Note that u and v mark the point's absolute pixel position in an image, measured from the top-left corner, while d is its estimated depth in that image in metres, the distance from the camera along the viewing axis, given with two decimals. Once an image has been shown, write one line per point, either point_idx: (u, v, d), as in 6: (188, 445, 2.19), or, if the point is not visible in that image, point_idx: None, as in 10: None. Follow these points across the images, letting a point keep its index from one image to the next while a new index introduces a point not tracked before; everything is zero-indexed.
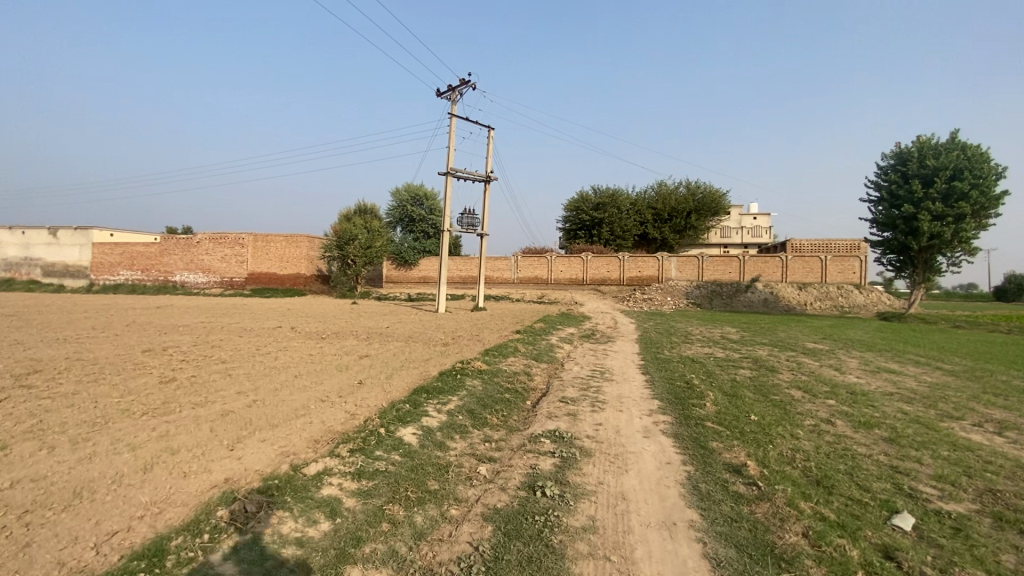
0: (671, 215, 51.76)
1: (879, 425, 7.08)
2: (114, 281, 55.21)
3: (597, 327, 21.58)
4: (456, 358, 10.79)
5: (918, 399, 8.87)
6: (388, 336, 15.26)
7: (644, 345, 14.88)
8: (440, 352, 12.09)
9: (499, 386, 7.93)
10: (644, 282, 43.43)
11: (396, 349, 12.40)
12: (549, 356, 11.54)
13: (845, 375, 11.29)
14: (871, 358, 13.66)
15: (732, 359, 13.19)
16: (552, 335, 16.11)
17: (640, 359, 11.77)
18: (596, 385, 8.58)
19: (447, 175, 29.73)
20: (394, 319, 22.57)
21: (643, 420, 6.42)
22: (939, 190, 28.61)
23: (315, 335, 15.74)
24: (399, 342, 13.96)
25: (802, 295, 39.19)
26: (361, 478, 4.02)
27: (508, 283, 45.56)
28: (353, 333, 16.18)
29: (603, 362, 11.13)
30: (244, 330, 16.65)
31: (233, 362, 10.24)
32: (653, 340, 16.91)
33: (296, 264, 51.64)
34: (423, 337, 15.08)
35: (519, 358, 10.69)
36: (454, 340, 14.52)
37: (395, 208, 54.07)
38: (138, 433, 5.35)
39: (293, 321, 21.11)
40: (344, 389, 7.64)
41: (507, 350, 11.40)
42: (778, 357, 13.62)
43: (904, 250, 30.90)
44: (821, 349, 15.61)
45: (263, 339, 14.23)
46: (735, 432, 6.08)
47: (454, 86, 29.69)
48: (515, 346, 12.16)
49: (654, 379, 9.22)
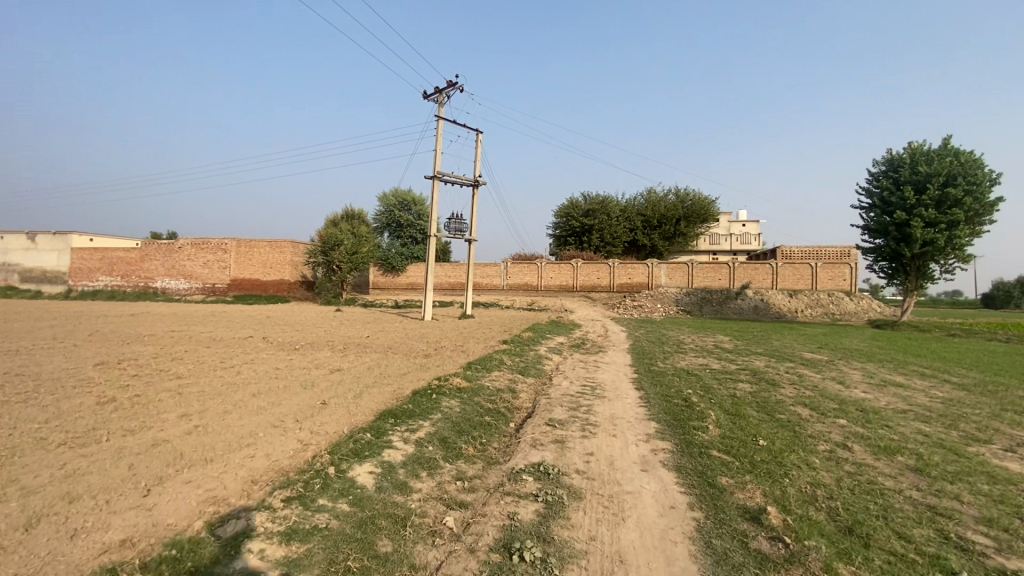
0: (661, 222, 51.38)
1: (901, 450, 6.37)
2: (92, 287, 53.60)
3: (587, 336, 20.82)
4: (434, 373, 9.96)
5: (934, 418, 8.22)
6: (367, 347, 14.37)
7: (637, 356, 14.10)
8: (420, 365, 11.24)
9: (479, 406, 7.10)
10: (634, 288, 42.89)
11: (372, 362, 11.52)
12: (537, 370, 10.73)
13: (850, 389, 10.63)
14: (874, 370, 13.07)
15: (730, 371, 12.45)
16: (540, 345, 15.29)
17: (633, 372, 10.99)
18: (587, 404, 7.78)
19: (434, 179, 28.97)
20: (377, 328, 21.64)
21: (641, 448, 5.63)
22: (931, 196, 28.40)
23: (288, 345, 14.81)
24: (377, 354, 13.07)
25: (793, 302, 38.86)
26: (291, 541, 3.19)
27: (497, 289, 44.75)
28: (330, 344, 15.26)
29: (595, 375, 10.33)
30: (214, 339, 15.68)
31: (190, 378, 9.34)
32: (645, 349, 16.22)
33: (280, 269, 50.45)
34: (403, 348, 14.21)
35: (503, 372, 9.88)
36: (436, 351, 13.69)
37: (382, 213, 53.23)
38: (40, 473, 4.47)
39: (269, 330, 20.14)
40: (302, 411, 6.76)
41: (490, 363, 10.56)
42: (777, 369, 12.96)
43: (896, 257, 30.63)
44: (820, 359, 14.96)
45: (231, 351, 13.27)
46: (745, 463, 5.32)
47: (442, 88, 28.95)
48: (499, 358, 11.31)
49: (649, 396, 8.43)
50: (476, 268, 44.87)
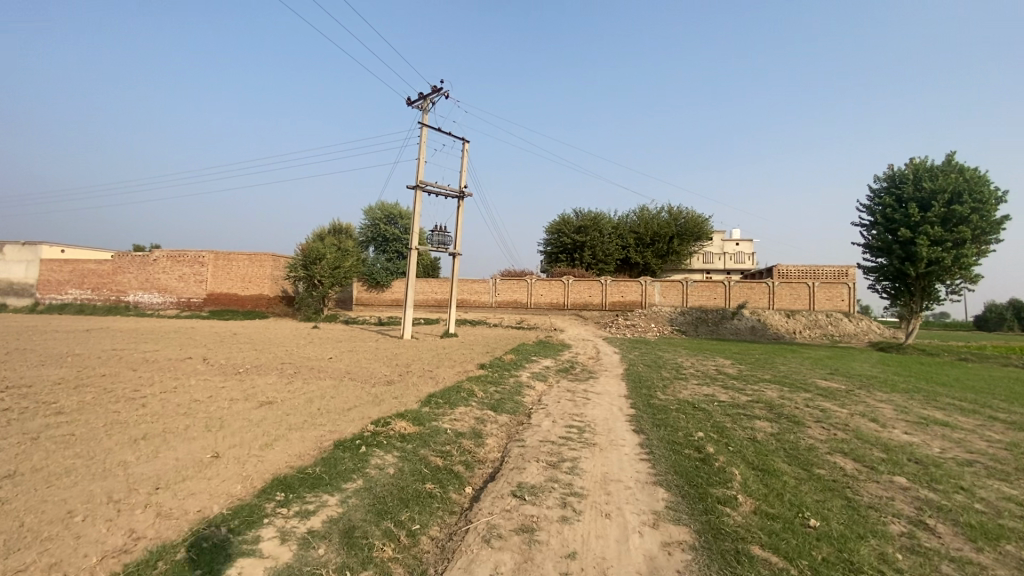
0: (654, 239, 50.05)
1: (1006, 534, 4.59)
2: (61, 300, 51.12)
3: (577, 358, 18.92)
4: (385, 408, 8.07)
5: (1012, 474, 6.47)
6: (321, 372, 12.40)
7: (633, 384, 12.21)
8: (373, 397, 9.29)
9: (424, 463, 5.22)
10: (627, 307, 41.27)
11: (319, 393, 9.57)
12: (513, 404, 8.81)
13: (888, 431, 8.85)
14: (904, 403, 11.37)
15: (741, 404, 10.58)
16: (522, 370, 13.37)
17: (629, 406, 9.15)
18: (572, 456, 5.93)
19: (416, 190, 27.35)
20: (346, 348, 19.61)
21: (649, 542, 3.81)
22: (937, 214, 27.09)
23: (232, 368, 12.81)
24: (329, 381, 11.12)
25: (791, 323, 37.41)
26: None
27: (485, 307, 42.84)
28: (281, 367, 13.31)
29: (583, 412, 8.45)
30: (150, 360, 13.66)
31: (72, 414, 7.39)
32: (641, 375, 14.38)
33: (258, 284, 48.24)
34: (363, 373, 12.28)
35: (471, 408, 7.99)
36: (401, 378, 11.76)
37: (367, 227, 51.59)
38: None
39: (224, 350, 18.09)
40: (172, 474, 4.86)
41: (455, 395, 8.64)
42: (794, 401, 11.21)
43: (900, 277, 29.23)
44: (838, 389, 13.19)
45: (159, 376, 11.29)
46: (804, 572, 3.52)
47: (426, 94, 27.52)
48: (468, 388, 9.38)
49: (651, 442, 6.60)
50: (462, 284, 43.01)
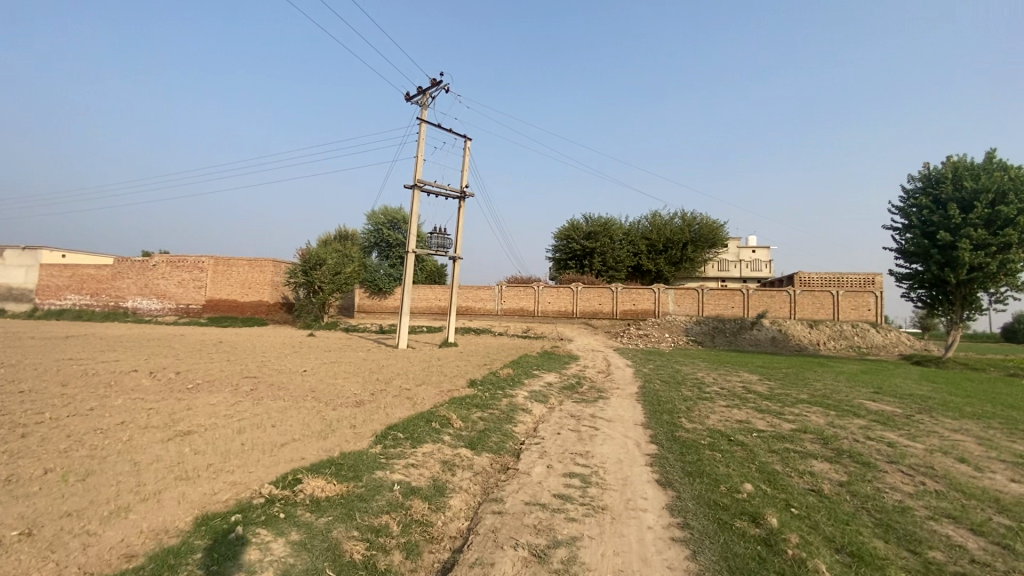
0: (667, 245, 48.00)
1: None
2: (60, 306, 50.13)
3: (585, 372, 16.91)
4: (329, 446, 6.15)
5: None
6: (281, 389, 10.52)
7: (651, 408, 10.17)
8: (324, 426, 7.38)
9: (329, 558, 3.30)
10: (639, 316, 39.09)
11: (263, 418, 7.71)
12: (498, 438, 6.84)
13: (989, 477, 6.75)
14: (987, 435, 9.24)
15: (786, 435, 8.53)
16: (519, 388, 11.38)
17: (649, 441, 7.19)
18: (568, 536, 3.96)
19: (414, 189, 25.64)
20: (330, 359, 17.69)
21: None
22: (980, 215, 24.68)
23: (180, 383, 11.00)
24: (282, 401, 9.23)
25: (814, 334, 35.10)
26: None
27: (491, 314, 40.92)
28: (239, 382, 11.50)
29: (588, 451, 6.49)
30: (92, 373, 11.90)
31: None
32: (659, 395, 12.32)
33: (258, 290, 46.51)
34: (329, 391, 10.39)
35: (439, 447, 6.04)
36: (373, 398, 9.83)
37: (370, 232, 50.05)
38: None
39: (194, 360, 16.27)
40: None
41: (423, 427, 6.69)
42: (851, 432, 9.10)
43: (938, 284, 26.87)
44: (895, 414, 11.02)
45: (85, 393, 9.50)
46: None
47: (426, 88, 25.87)
48: (443, 415, 7.42)
49: (687, 509, 4.61)
50: (467, 292, 41.20)
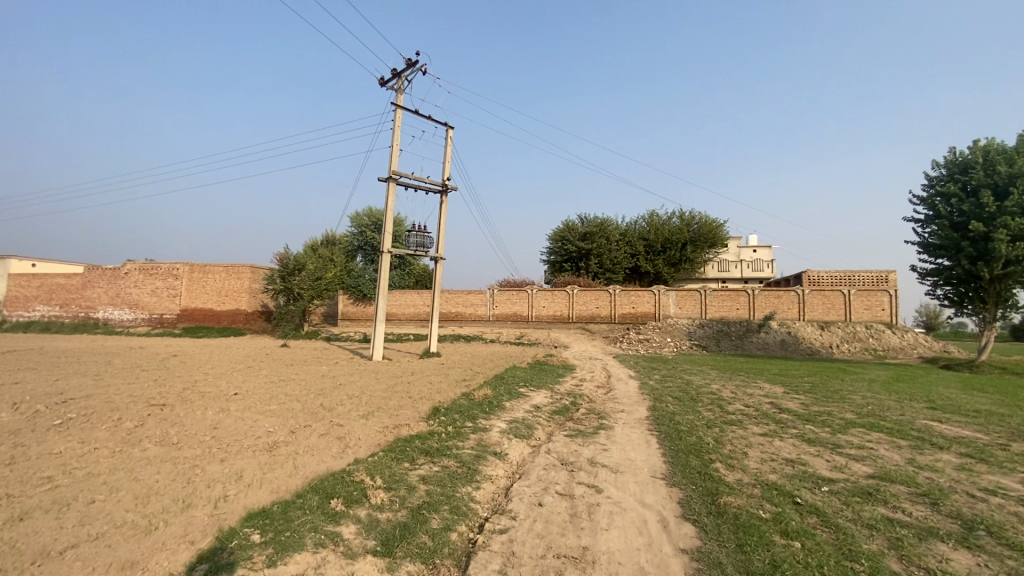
0: (665, 246, 45.55)
1: None
2: (29, 317, 47.08)
3: (582, 388, 14.19)
4: (133, 560, 3.52)
5: None
6: (176, 426, 7.85)
7: (672, 445, 7.55)
8: (174, 500, 4.72)
9: None
10: (638, 320, 36.60)
11: (90, 486, 5.08)
12: (440, 524, 4.20)
13: None
14: None
15: (872, 489, 5.93)
16: (495, 417, 8.70)
17: (682, 518, 4.58)
18: None
19: (389, 181, 23.06)
20: (283, 376, 14.97)
21: None
22: (1016, 203, 22.23)
23: (49, 420, 8.30)
24: (158, 449, 6.56)
25: (827, 336, 32.62)
26: None
27: (482, 320, 38.35)
28: (133, 414, 8.82)
29: (590, 552, 3.86)
30: None
31: None
32: (675, 421, 9.61)
33: (235, 298, 43.60)
34: (238, 429, 7.70)
35: (319, 559, 3.42)
36: (291, 440, 7.10)
37: (354, 236, 47.40)
38: None
39: (116, 381, 13.51)
40: None
41: (313, 512, 4.04)
42: (955, 479, 6.47)
43: (969, 280, 24.43)
44: (987, 444, 8.38)
45: None
46: None
47: (401, 71, 23.35)
48: (361, 481, 4.76)
49: None
50: (456, 297, 38.63)
